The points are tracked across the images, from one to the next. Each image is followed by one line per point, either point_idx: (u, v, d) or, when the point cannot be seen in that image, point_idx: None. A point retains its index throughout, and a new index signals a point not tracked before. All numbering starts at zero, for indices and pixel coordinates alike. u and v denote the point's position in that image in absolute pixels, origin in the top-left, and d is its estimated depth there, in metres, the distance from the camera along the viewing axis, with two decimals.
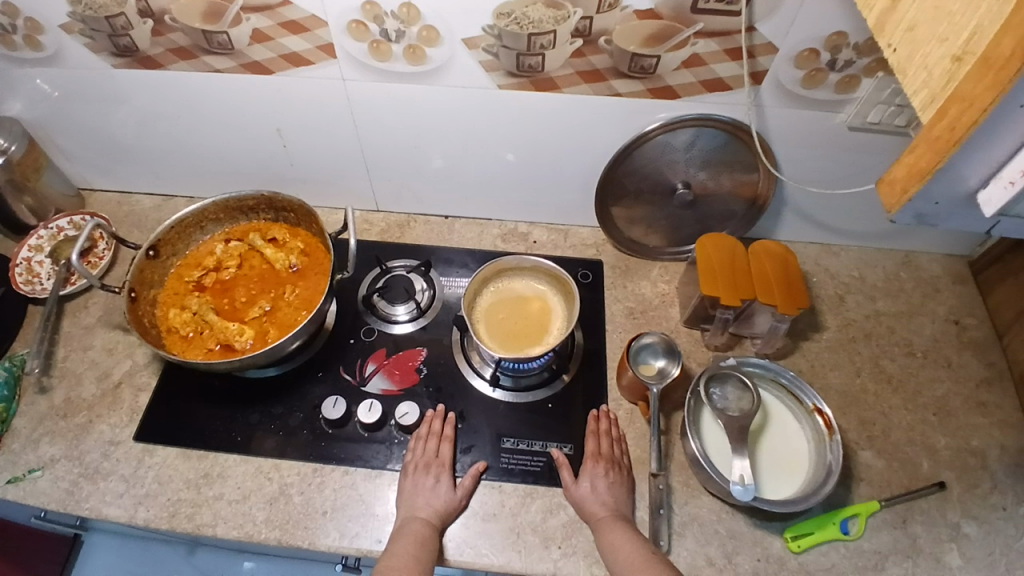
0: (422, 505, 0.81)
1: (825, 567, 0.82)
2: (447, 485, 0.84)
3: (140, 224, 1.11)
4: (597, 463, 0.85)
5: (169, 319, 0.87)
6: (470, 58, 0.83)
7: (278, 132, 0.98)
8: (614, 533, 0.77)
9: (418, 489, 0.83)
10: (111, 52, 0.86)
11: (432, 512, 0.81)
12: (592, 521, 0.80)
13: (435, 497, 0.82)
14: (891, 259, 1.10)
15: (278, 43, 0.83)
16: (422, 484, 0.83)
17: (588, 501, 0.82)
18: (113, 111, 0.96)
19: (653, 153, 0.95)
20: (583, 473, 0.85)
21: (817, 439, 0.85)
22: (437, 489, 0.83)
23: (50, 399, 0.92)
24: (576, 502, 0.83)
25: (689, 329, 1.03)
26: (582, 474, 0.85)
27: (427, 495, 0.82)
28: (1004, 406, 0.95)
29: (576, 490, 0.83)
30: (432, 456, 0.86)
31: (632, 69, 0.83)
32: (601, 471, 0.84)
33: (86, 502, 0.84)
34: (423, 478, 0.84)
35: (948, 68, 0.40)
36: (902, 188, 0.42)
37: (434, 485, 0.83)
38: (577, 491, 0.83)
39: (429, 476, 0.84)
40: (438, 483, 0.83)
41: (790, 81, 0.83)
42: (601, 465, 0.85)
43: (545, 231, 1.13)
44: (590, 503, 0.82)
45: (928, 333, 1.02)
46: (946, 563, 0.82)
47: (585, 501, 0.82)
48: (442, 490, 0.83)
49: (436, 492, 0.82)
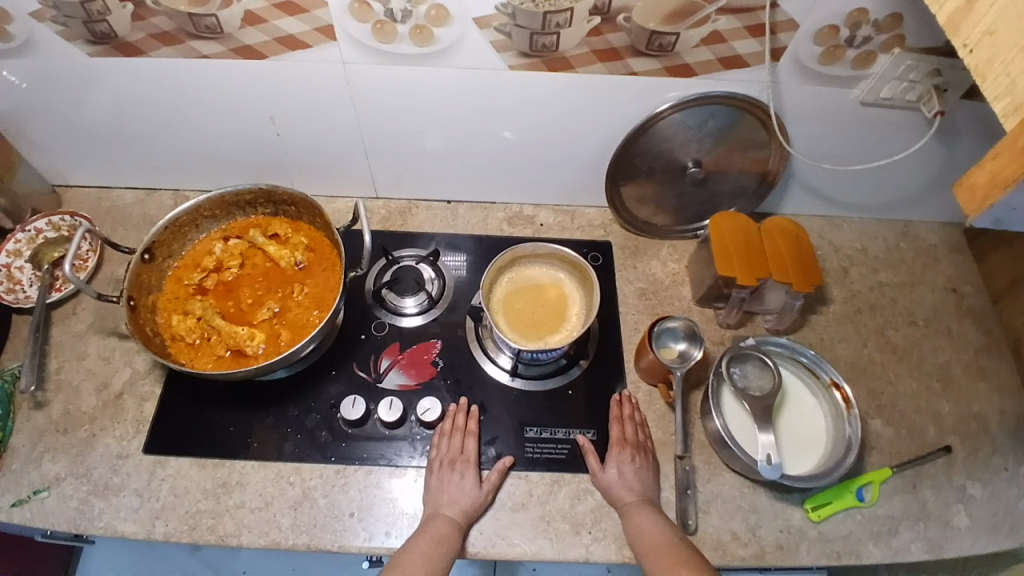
0: (449, 502, 0.80)
1: (843, 534, 0.85)
2: (473, 480, 0.83)
3: (125, 221, 1.03)
4: (623, 450, 0.86)
5: (173, 326, 0.83)
6: (481, 38, 0.79)
7: (271, 119, 0.92)
8: (642, 517, 0.78)
9: (444, 486, 0.82)
10: (88, 39, 0.78)
11: (458, 510, 0.80)
12: (622, 508, 0.81)
13: (462, 495, 0.81)
14: (891, 230, 1.12)
15: (274, 25, 0.77)
16: (447, 481, 0.82)
17: (615, 488, 0.83)
18: (88, 100, 0.88)
19: (666, 132, 0.93)
20: (610, 459, 0.85)
21: (834, 413, 0.87)
22: (463, 485, 0.82)
23: (48, 414, 0.87)
24: (603, 488, 0.84)
25: (702, 308, 1.03)
26: (609, 460, 0.85)
27: (453, 492, 0.81)
28: (1001, 371, 0.99)
29: (603, 476, 0.84)
30: (457, 452, 0.85)
31: (650, 48, 0.80)
32: (627, 457, 0.85)
33: (100, 520, 0.80)
34: (449, 473, 0.83)
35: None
36: (983, 195, 0.40)
37: (459, 480, 0.82)
38: (605, 479, 0.84)
39: (456, 471, 0.83)
40: (464, 479, 0.83)
41: (808, 58, 0.82)
42: (627, 450, 0.85)
43: (552, 213, 1.11)
44: (618, 489, 0.82)
45: (929, 303, 1.05)
46: (954, 525, 0.86)
47: (613, 488, 0.83)
48: (468, 486, 0.82)
49: (463, 488, 0.82)
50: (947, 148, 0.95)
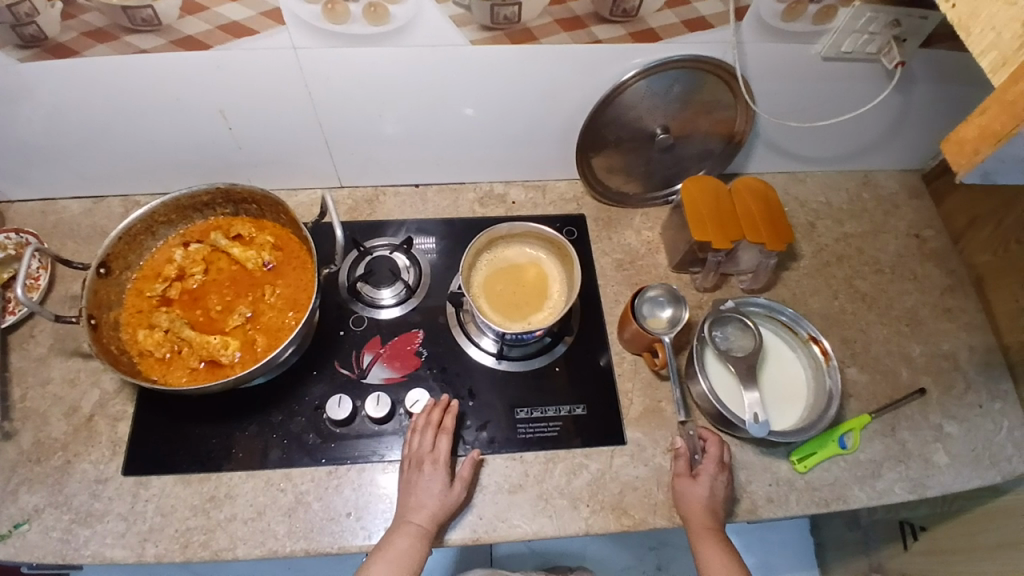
0: (414, 507, 0.77)
1: (829, 481, 0.88)
2: (442, 481, 0.79)
3: (74, 234, 0.97)
4: (718, 470, 0.82)
5: (139, 341, 0.78)
6: (439, 14, 0.75)
7: (220, 113, 0.87)
8: (714, 546, 0.77)
9: (412, 487, 0.79)
10: (15, 45, 0.72)
11: (426, 514, 0.77)
12: (694, 520, 0.79)
13: (429, 497, 0.78)
14: (853, 180, 1.14)
15: (215, 13, 0.72)
16: (416, 482, 0.79)
17: (698, 502, 0.80)
18: (19, 109, 0.81)
19: (633, 99, 0.91)
20: (704, 472, 0.82)
21: (814, 367, 0.90)
22: (431, 487, 0.79)
23: (17, 445, 0.82)
24: (682, 491, 0.81)
25: (679, 274, 1.03)
26: (702, 473, 0.82)
27: (420, 495, 0.78)
28: (967, 309, 1.04)
29: (691, 485, 0.81)
30: (427, 451, 0.81)
31: (614, 13, 0.79)
32: (721, 478, 0.82)
33: (87, 548, 0.77)
34: (417, 474, 0.80)
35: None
36: (973, 150, 0.41)
37: (426, 482, 0.79)
38: (692, 485, 0.81)
39: (424, 472, 0.80)
40: (433, 480, 0.79)
41: (770, 15, 0.81)
42: (722, 473, 0.82)
43: (522, 190, 1.09)
44: (698, 504, 0.80)
45: (894, 249, 1.08)
46: (934, 462, 0.90)
47: (694, 500, 0.80)
48: (437, 488, 0.79)
49: (430, 490, 0.78)
50: (904, 96, 0.97)
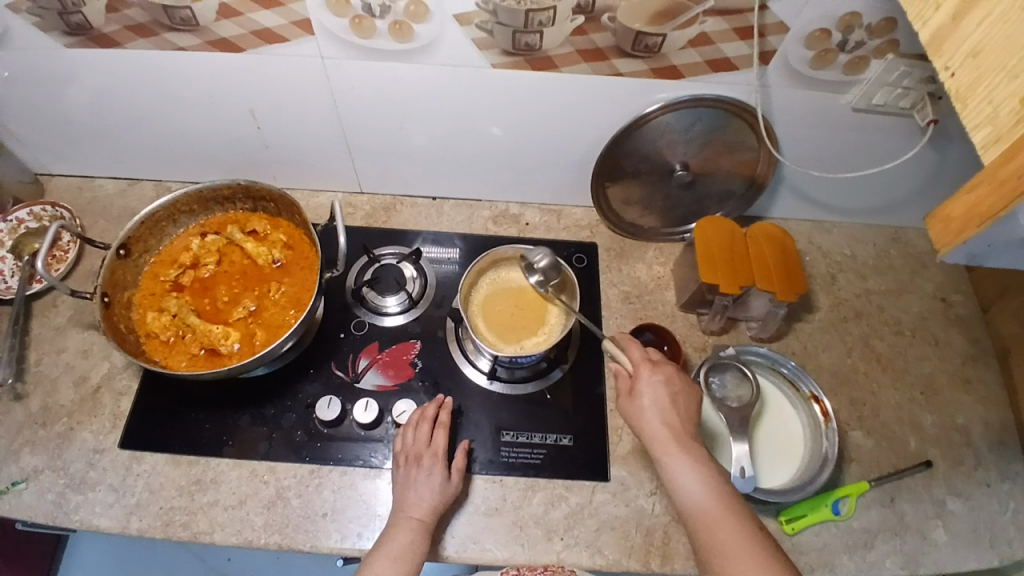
0: (413, 502, 0.78)
1: (817, 546, 0.84)
2: (441, 476, 0.80)
3: (105, 213, 1.03)
4: (653, 369, 0.75)
5: (147, 323, 0.82)
6: (462, 35, 0.77)
7: (250, 112, 0.90)
8: (680, 461, 0.68)
9: (411, 483, 0.79)
10: (64, 31, 0.77)
11: (424, 509, 0.78)
12: (651, 437, 0.71)
13: (429, 492, 0.79)
14: (881, 235, 1.10)
15: (249, 18, 0.75)
16: (415, 478, 0.80)
17: (647, 414, 0.72)
18: (66, 91, 0.87)
19: (653, 134, 0.91)
20: (640, 382, 0.74)
21: (813, 426, 0.87)
22: (430, 482, 0.79)
23: (27, 407, 0.87)
24: (632, 412, 0.73)
25: (686, 313, 1.01)
26: (637, 383, 0.74)
27: (420, 491, 0.79)
28: (989, 383, 0.98)
29: (633, 401, 0.73)
30: (425, 446, 0.82)
31: (636, 48, 0.78)
32: (661, 377, 0.74)
33: (76, 514, 0.81)
34: (414, 470, 0.80)
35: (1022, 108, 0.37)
36: (958, 228, 0.39)
37: (425, 476, 0.80)
38: (636, 401, 0.73)
39: (422, 467, 0.80)
40: (432, 475, 0.80)
41: (799, 62, 0.79)
42: (659, 370, 0.75)
43: (538, 213, 1.09)
44: (647, 419, 0.72)
45: (917, 311, 1.03)
46: (932, 539, 0.86)
47: (643, 414, 0.72)
48: (436, 483, 0.80)
49: (429, 485, 0.79)
50: (940, 155, 0.93)
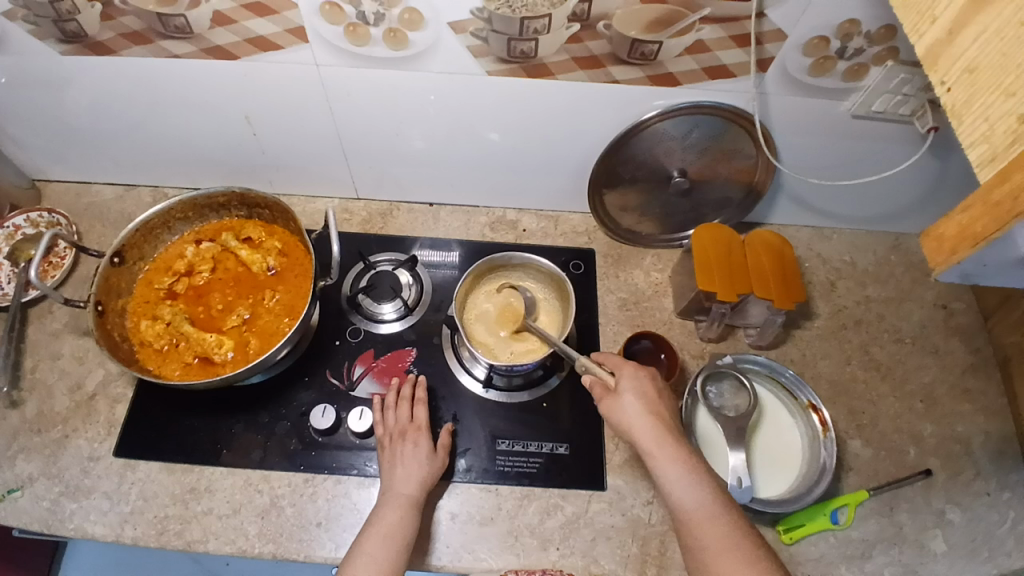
0: (402, 479, 0.78)
1: (814, 557, 0.84)
2: (426, 448, 0.81)
3: (102, 218, 1.03)
4: (632, 374, 0.76)
5: (141, 331, 0.82)
6: (457, 43, 0.76)
7: (246, 118, 0.90)
8: (669, 464, 0.69)
9: (398, 460, 0.80)
10: (58, 38, 0.77)
11: (413, 483, 0.78)
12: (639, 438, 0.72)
13: (418, 467, 0.79)
14: (882, 242, 1.09)
15: (243, 26, 0.75)
16: (401, 454, 0.80)
17: (632, 416, 0.73)
18: (61, 97, 0.87)
19: (650, 140, 0.90)
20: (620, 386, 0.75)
21: (811, 436, 0.86)
22: (417, 455, 0.80)
23: (22, 414, 0.87)
24: (616, 416, 0.74)
25: (683, 321, 1.01)
26: (619, 387, 0.76)
27: (407, 466, 0.79)
28: (989, 393, 0.97)
29: (616, 405, 0.74)
30: (407, 422, 0.84)
31: (633, 56, 0.77)
32: (639, 380, 0.76)
33: (70, 522, 0.80)
34: (400, 445, 0.81)
35: (1017, 128, 0.36)
36: (951, 248, 0.39)
37: (412, 451, 0.80)
38: (619, 405, 0.74)
39: (407, 443, 0.81)
40: (418, 451, 0.81)
41: (798, 69, 0.78)
42: (638, 373, 0.76)
43: (535, 219, 1.09)
44: (632, 421, 0.73)
45: (917, 319, 1.03)
46: (930, 550, 0.85)
47: (629, 417, 0.73)
48: (423, 456, 0.81)
49: (417, 460, 0.80)
50: (940, 162, 0.92)
